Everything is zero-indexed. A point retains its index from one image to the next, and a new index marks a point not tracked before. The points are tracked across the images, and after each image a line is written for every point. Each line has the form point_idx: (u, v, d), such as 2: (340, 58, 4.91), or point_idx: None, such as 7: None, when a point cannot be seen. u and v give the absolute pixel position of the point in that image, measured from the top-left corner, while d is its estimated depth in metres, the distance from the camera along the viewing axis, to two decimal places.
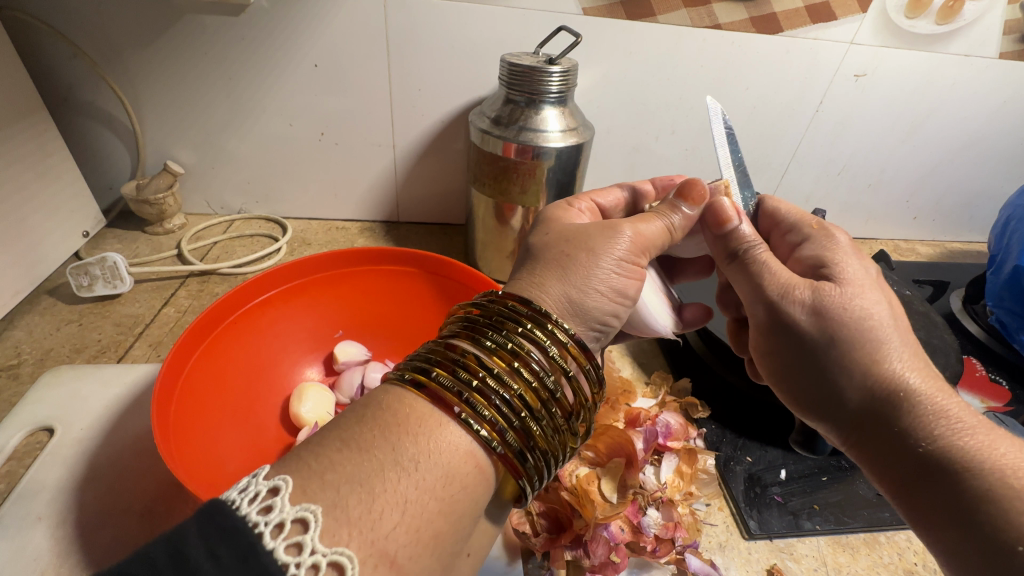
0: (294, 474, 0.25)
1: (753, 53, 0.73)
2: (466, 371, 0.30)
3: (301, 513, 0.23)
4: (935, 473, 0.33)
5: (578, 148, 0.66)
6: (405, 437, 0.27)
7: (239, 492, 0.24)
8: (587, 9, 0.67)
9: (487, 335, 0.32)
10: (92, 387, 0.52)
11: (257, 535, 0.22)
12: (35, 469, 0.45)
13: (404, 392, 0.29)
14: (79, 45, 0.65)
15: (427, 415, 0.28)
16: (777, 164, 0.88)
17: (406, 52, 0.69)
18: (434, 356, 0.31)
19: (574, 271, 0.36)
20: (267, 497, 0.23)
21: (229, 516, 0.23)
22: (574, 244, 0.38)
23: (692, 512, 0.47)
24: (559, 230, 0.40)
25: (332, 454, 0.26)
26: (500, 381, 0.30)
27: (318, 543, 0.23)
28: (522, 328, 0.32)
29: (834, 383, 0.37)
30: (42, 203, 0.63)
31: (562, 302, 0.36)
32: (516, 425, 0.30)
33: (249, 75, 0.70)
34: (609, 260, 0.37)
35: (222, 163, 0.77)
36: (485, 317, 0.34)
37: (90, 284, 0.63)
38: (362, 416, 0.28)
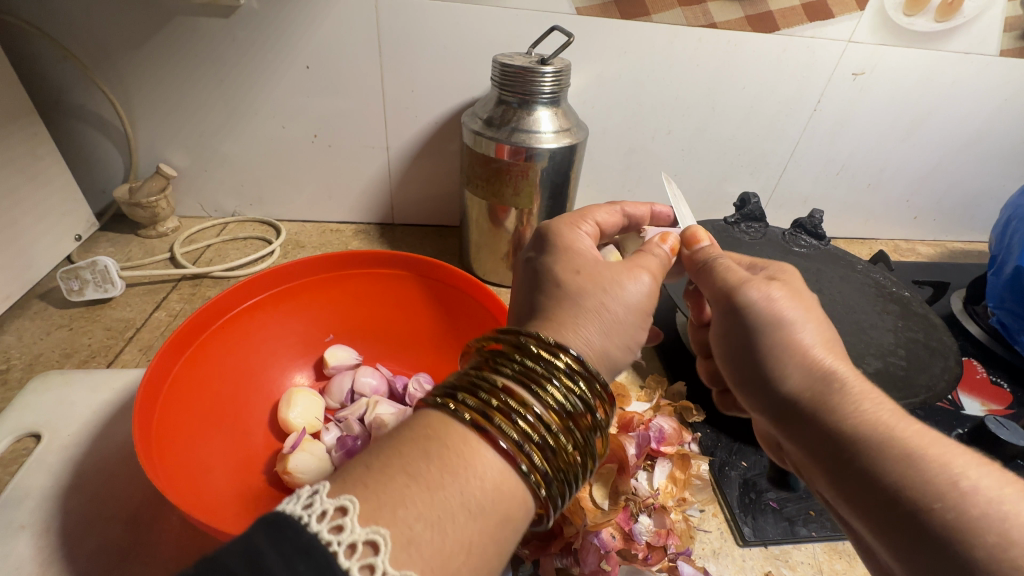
0: (360, 498, 0.24)
1: (749, 52, 0.73)
2: (524, 422, 0.29)
3: (373, 535, 0.22)
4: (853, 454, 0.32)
5: (572, 149, 0.65)
6: (461, 462, 0.26)
7: (305, 509, 0.23)
8: (580, 8, 0.66)
9: (518, 366, 0.31)
10: (80, 392, 0.52)
11: (331, 553, 0.21)
12: (20, 476, 0.45)
13: (449, 419, 0.28)
14: (69, 48, 0.64)
15: (491, 462, 0.27)
16: (776, 163, 0.87)
17: (398, 54, 0.69)
18: (473, 385, 0.30)
19: (609, 319, 0.36)
20: (336, 516, 0.23)
21: (300, 532, 0.22)
22: (609, 293, 0.36)
23: (685, 519, 0.46)
24: (589, 270, 0.38)
25: (393, 478, 0.25)
26: (552, 436, 0.29)
27: (388, 566, 0.22)
28: (569, 382, 0.31)
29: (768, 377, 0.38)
30: (32, 207, 0.63)
31: (592, 351, 0.35)
32: (545, 453, 0.29)
33: (240, 78, 0.69)
34: (636, 300, 0.37)
35: (215, 166, 0.77)
36: (517, 349, 0.32)
37: (81, 288, 0.63)
38: (428, 452, 0.26)
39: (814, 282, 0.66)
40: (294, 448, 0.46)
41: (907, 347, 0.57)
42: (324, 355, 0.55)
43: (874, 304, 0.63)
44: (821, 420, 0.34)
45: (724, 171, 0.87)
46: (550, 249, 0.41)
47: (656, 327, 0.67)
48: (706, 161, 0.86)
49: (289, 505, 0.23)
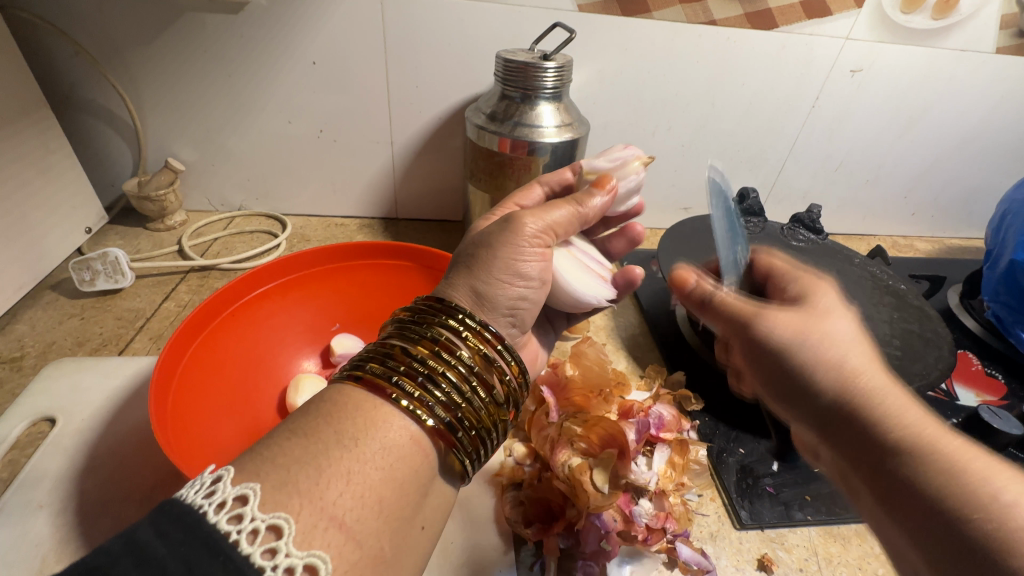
0: (263, 482, 0.25)
1: (749, 49, 0.74)
2: (432, 386, 0.31)
3: (275, 520, 0.23)
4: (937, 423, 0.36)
5: (573, 144, 0.66)
6: (378, 433, 0.29)
7: (205, 498, 0.24)
8: (582, 5, 0.68)
9: (411, 328, 0.34)
10: (93, 378, 0.53)
11: (231, 543, 0.22)
12: (37, 458, 0.46)
13: (344, 385, 0.31)
14: (81, 43, 0.66)
15: (396, 428, 0.29)
16: (775, 159, 0.88)
17: (403, 50, 0.70)
18: (369, 352, 0.33)
19: (477, 265, 0.37)
20: (235, 506, 0.23)
21: (199, 527, 0.22)
22: (479, 244, 0.39)
23: (683, 502, 0.47)
24: (471, 235, 0.41)
25: (316, 463, 0.26)
26: (460, 396, 0.32)
27: (291, 548, 0.23)
28: (479, 347, 0.34)
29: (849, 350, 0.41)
30: (43, 200, 0.64)
31: (469, 296, 0.37)
32: (441, 398, 0.31)
33: (248, 73, 0.70)
34: (510, 247, 0.37)
35: (223, 161, 0.78)
36: (409, 315, 0.36)
37: (93, 278, 0.64)
38: (332, 420, 0.28)
39: None
40: None
41: (903, 337, 0.59)
42: (331, 343, 0.56)
43: (870, 297, 0.65)
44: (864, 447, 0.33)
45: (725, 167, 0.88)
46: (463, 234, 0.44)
47: (655, 319, 0.69)
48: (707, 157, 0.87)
49: (191, 493, 0.24)
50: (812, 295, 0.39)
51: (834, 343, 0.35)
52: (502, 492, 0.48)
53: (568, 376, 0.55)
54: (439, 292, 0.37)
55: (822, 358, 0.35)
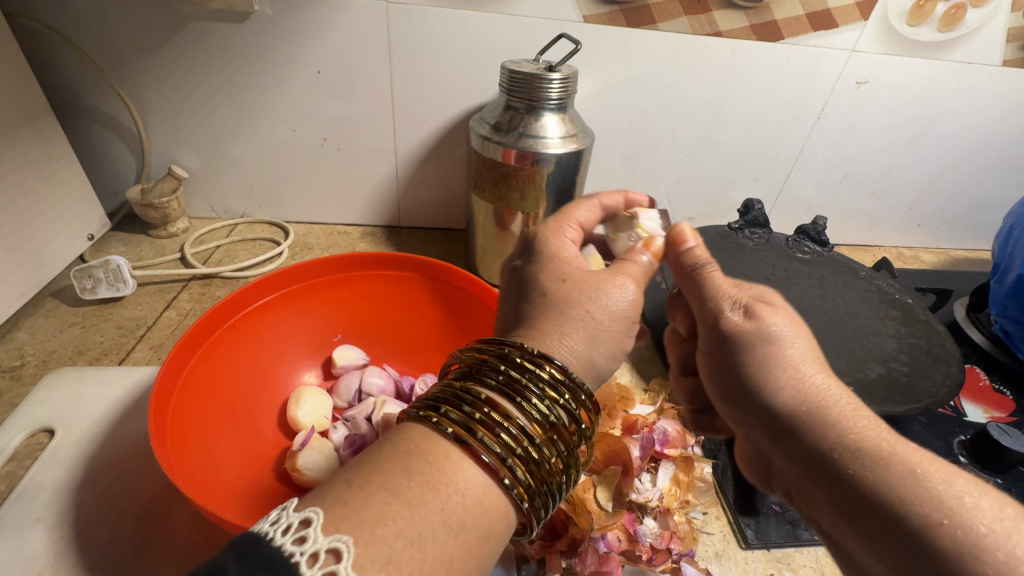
0: (327, 507, 0.25)
1: (753, 61, 0.74)
2: (541, 476, 0.31)
3: (335, 542, 0.23)
4: (852, 472, 0.32)
5: (578, 156, 0.66)
6: (483, 519, 0.28)
7: (272, 523, 0.24)
8: (587, 16, 0.67)
9: (528, 396, 0.32)
10: (93, 388, 0.53)
11: (294, 564, 0.22)
12: (35, 470, 0.46)
13: (448, 446, 0.29)
14: (86, 51, 0.66)
15: (499, 517, 0.29)
16: (779, 170, 0.87)
17: (408, 60, 0.70)
18: (482, 415, 0.30)
19: (593, 328, 0.36)
20: (328, 562, 0.23)
21: (266, 549, 0.23)
22: (592, 299, 0.37)
23: (688, 521, 0.46)
24: (573, 278, 0.38)
25: (422, 544, 0.25)
26: (556, 486, 0.32)
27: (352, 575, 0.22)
28: (578, 434, 0.34)
29: (762, 390, 0.38)
30: (47, 206, 0.64)
31: (585, 363, 0.36)
32: (544, 488, 0.31)
33: (252, 81, 0.70)
34: (621, 318, 0.38)
35: (226, 168, 0.78)
36: (521, 372, 0.33)
37: (94, 287, 0.64)
38: (437, 495, 0.26)
39: (817, 289, 0.67)
40: (303, 446, 0.46)
41: (910, 353, 0.58)
42: (333, 355, 0.56)
43: (875, 311, 0.64)
44: (815, 451, 0.34)
45: (729, 177, 0.88)
46: (537, 258, 0.40)
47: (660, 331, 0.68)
48: (711, 168, 0.86)
49: (260, 519, 0.25)
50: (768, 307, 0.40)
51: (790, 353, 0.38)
52: None
53: None
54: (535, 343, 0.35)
55: (784, 369, 0.37)
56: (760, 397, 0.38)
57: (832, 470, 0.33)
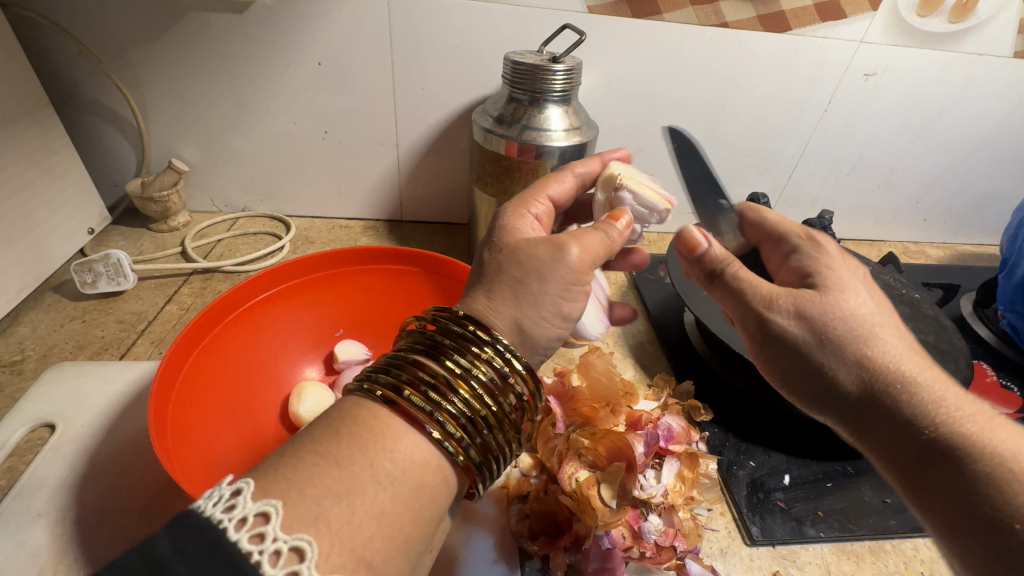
0: (285, 499, 0.24)
1: (760, 52, 0.72)
2: (472, 426, 0.31)
3: (298, 542, 0.23)
4: (937, 458, 0.34)
5: (581, 149, 0.65)
6: (413, 472, 0.29)
7: (225, 512, 0.23)
8: (592, 7, 0.66)
9: (454, 356, 0.33)
10: (94, 383, 0.53)
11: (255, 564, 0.22)
12: (36, 466, 0.45)
13: (376, 407, 0.30)
14: (84, 43, 0.65)
15: (431, 468, 0.30)
16: (785, 163, 0.86)
17: (410, 51, 0.69)
18: (404, 373, 0.31)
19: (526, 294, 0.36)
20: (257, 523, 0.23)
21: (220, 545, 0.22)
22: (526, 268, 0.36)
23: (693, 518, 0.46)
24: (514, 246, 0.38)
25: (350, 500, 0.26)
26: (492, 436, 0.32)
27: (315, 573, 0.23)
28: (514, 387, 0.34)
29: (831, 379, 0.38)
30: (46, 200, 0.64)
31: (512, 330, 0.35)
32: (480, 440, 0.31)
33: (252, 73, 0.70)
34: (558, 281, 0.36)
35: (227, 161, 0.78)
36: (449, 336, 0.34)
37: (94, 281, 0.63)
38: (359, 445, 0.28)
39: None
40: None
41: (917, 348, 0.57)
42: (334, 350, 0.55)
43: None
44: (914, 445, 0.35)
45: (734, 171, 0.87)
46: (491, 231, 0.40)
47: (664, 326, 0.68)
48: (716, 161, 0.85)
49: (209, 506, 0.23)
50: (841, 285, 0.39)
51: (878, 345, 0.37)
52: (507, 504, 0.47)
53: (575, 387, 0.54)
54: (463, 306, 0.36)
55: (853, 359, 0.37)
56: (829, 387, 0.38)
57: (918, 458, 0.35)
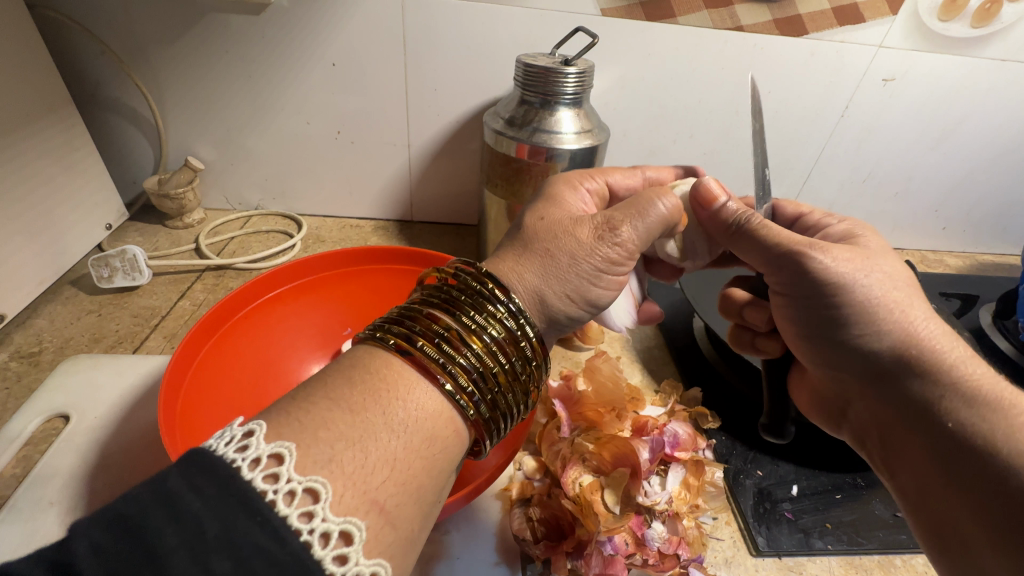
0: (299, 443, 0.25)
1: (776, 56, 0.72)
2: (482, 380, 0.31)
3: (312, 483, 0.23)
4: (962, 446, 0.38)
5: (593, 151, 0.65)
6: (426, 420, 0.29)
7: (238, 453, 0.23)
8: (605, 9, 0.66)
9: (467, 312, 0.33)
10: (108, 375, 0.54)
11: (269, 502, 0.22)
12: (50, 455, 0.46)
13: (390, 357, 0.30)
14: (106, 42, 0.66)
15: (439, 416, 0.30)
16: (800, 169, 0.85)
17: (423, 53, 0.69)
18: (417, 325, 0.32)
19: (557, 269, 0.37)
20: (270, 465, 0.23)
21: (234, 482, 0.22)
22: (558, 241, 0.38)
23: (698, 526, 0.46)
24: (552, 218, 0.40)
25: (364, 444, 0.26)
26: (500, 393, 0.32)
27: (328, 513, 0.23)
28: (524, 347, 0.34)
29: (864, 350, 0.43)
30: (65, 196, 0.65)
31: (533, 298, 0.37)
32: (489, 395, 0.32)
33: (268, 74, 0.71)
34: (591, 261, 0.38)
35: (241, 160, 0.79)
36: (465, 292, 0.34)
37: (111, 276, 0.65)
38: (369, 391, 0.28)
39: None
40: None
41: None
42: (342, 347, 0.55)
43: None
44: (934, 423, 0.39)
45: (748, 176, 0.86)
46: (542, 197, 0.43)
47: (673, 331, 0.67)
48: (729, 167, 0.85)
49: (222, 446, 0.24)
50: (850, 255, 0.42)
51: (912, 323, 0.41)
52: (510, 507, 0.46)
53: (580, 391, 0.53)
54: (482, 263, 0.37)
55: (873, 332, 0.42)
56: (864, 359, 0.43)
57: (941, 441, 0.39)
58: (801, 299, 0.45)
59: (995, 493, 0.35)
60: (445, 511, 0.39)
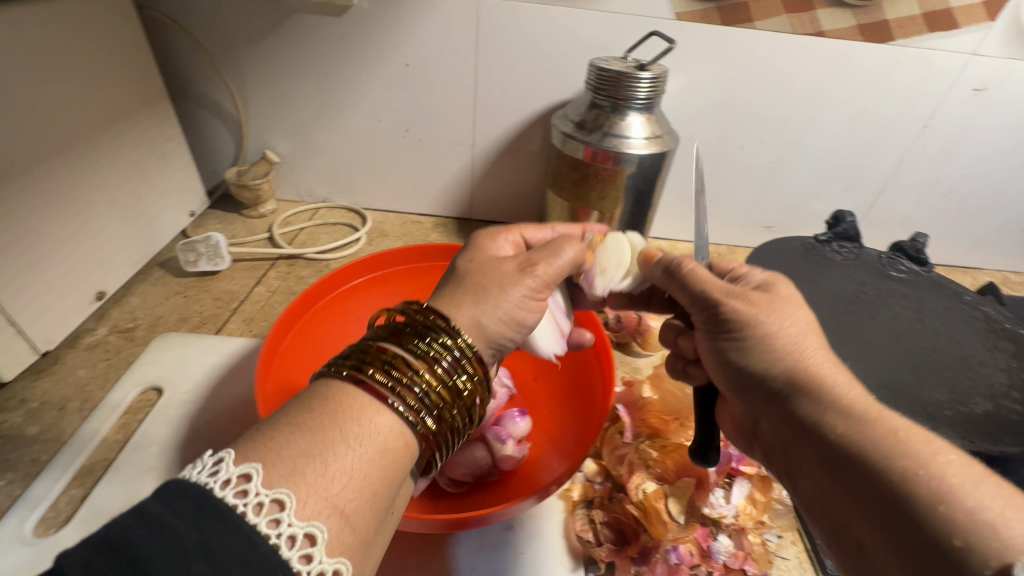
0: (266, 463, 0.26)
1: (858, 63, 0.69)
2: (431, 396, 0.32)
3: (278, 495, 0.24)
4: (856, 477, 0.31)
5: (660, 158, 0.65)
6: (380, 436, 0.29)
7: (211, 475, 0.25)
8: (681, 14, 0.66)
9: (413, 339, 0.34)
10: (195, 353, 0.58)
11: (239, 514, 0.24)
12: (147, 424, 0.50)
13: (343, 385, 0.31)
14: (200, 41, 0.71)
15: (391, 432, 0.30)
16: (875, 180, 0.82)
17: (494, 55, 0.70)
18: (367, 355, 0.32)
19: (486, 299, 0.38)
20: (240, 482, 0.25)
21: (207, 500, 0.24)
22: (485, 276, 0.39)
23: (763, 543, 0.45)
24: (481, 260, 0.42)
25: (324, 459, 0.27)
26: (446, 405, 0.33)
27: (295, 518, 0.24)
28: (467, 368, 0.35)
29: (763, 380, 0.38)
30: (157, 184, 0.70)
31: (471, 324, 0.37)
32: (436, 411, 0.32)
33: (345, 73, 0.73)
34: (520, 294, 0.39)
35: (313, 154, 0.82)
36: (411, 323, 0.35)
37: (196, 260, 0.69)
38: (319, 415, 0.29)
39: (913, 312, 0.62)
40: None
41: None
42: None
43: (983, 341, 0.58)
44: (833, 458, 0.33)
45: (818, 187, 0.83)
46: (466, 248, 0.44)
47: None
48: (798, 176, 0.82)
49: (196, 472, 0.25)
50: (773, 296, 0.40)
51: (803, 351, 0.37)
52: (572, 508, 0.47)
53: (644, 399, 0.54)
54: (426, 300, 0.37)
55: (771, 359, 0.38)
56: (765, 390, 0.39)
57: (840, 471, 0.32)
58: (718, 328, 0.41)
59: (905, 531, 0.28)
60: (513, 511, 0.39)
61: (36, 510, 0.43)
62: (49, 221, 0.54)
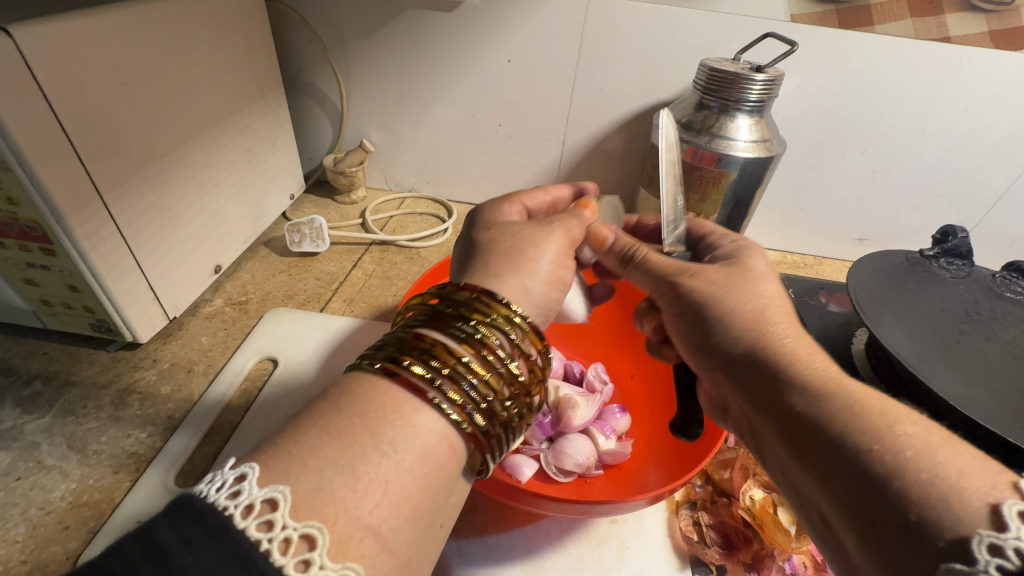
0: (293, 485, 0.24)
1: (983, 71, 0.66)
2: (473, 387, 0.31)
3: (307, 530, 0.23)
4: (813, 435, 0.31)
5: (766, 162, 0.63)
6: (420, 438, 0.29)
7: (230, 499, 0.23)
8: (796, 16, 0.64)
9: (453, 324, 0.33)
10: (304, 329, 0.61)
11: (258, 546, 0.22)
12: (267, 391, 0.53)
13: (376, 379, 0.30)
14: (317, 33, 0.74)
15: (431, 428, 0.29)
16: (989, 193, 0.77)
17: (597, 53, 0.71)
18: (402, 344, 0.32)
19: (519, 254, 0.40)
20: (263, 511, 0.23)
21: (224, 529, 0.22)
22: (517, 236, 0.42)
23: None
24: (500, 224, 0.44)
25: (354, 469, 0.26)
26: (491, 394, 0.32)
27: (326, 561, 0.23)
28: (514, 351, 0.34)
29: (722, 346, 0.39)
30: (267, 167, 0.74)
31: (518, 289, 0.38)
32: (481, 401, 0.31)
33: (447, 67, 0.75)
34: (556, 244, 0.42)
35: (406, 145, 0.85)
36: (450, 306, 0.34)
37: (300, 241, 0.73)
38: (347, 408, 0.28)
39: None
40: None
41: None
42: None
43: None
44: (790, 421, 0.33)
45: (922, 200, 0.79)
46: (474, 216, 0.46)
47: None
48: (901, 189, 0.78)
49: (212, 492, 0.24)
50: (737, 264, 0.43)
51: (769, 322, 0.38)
52: (675, 508, 0.46)
53: None
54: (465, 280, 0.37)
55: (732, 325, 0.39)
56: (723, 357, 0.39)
57: (795, 432, 0.32)
58: (686, 296, 0.42)
59: (862, 490, 0.28)
60: (626, 509, 0.39)
61: (176, 461, 0.47)
62: (189, 198, 0.59)
